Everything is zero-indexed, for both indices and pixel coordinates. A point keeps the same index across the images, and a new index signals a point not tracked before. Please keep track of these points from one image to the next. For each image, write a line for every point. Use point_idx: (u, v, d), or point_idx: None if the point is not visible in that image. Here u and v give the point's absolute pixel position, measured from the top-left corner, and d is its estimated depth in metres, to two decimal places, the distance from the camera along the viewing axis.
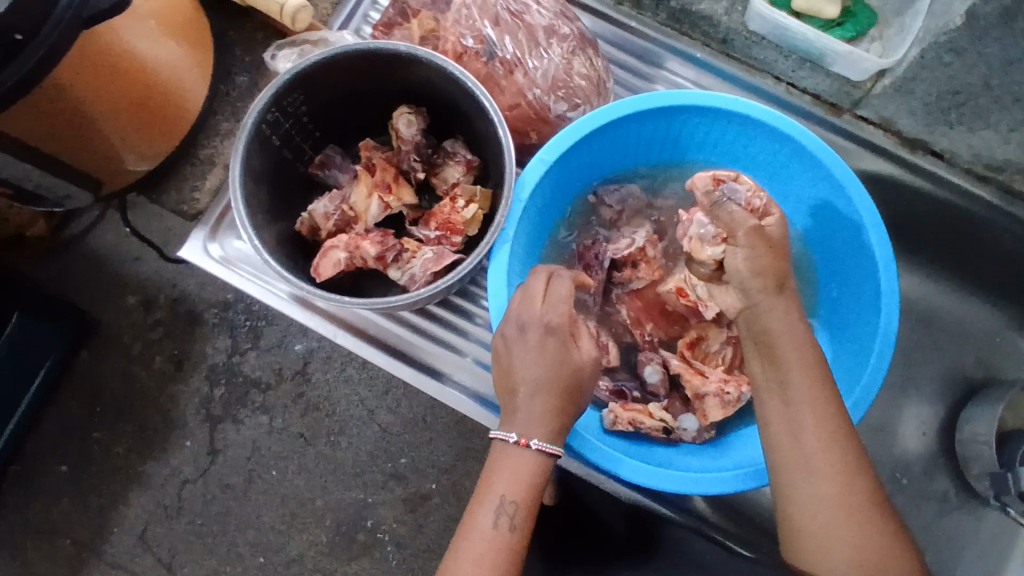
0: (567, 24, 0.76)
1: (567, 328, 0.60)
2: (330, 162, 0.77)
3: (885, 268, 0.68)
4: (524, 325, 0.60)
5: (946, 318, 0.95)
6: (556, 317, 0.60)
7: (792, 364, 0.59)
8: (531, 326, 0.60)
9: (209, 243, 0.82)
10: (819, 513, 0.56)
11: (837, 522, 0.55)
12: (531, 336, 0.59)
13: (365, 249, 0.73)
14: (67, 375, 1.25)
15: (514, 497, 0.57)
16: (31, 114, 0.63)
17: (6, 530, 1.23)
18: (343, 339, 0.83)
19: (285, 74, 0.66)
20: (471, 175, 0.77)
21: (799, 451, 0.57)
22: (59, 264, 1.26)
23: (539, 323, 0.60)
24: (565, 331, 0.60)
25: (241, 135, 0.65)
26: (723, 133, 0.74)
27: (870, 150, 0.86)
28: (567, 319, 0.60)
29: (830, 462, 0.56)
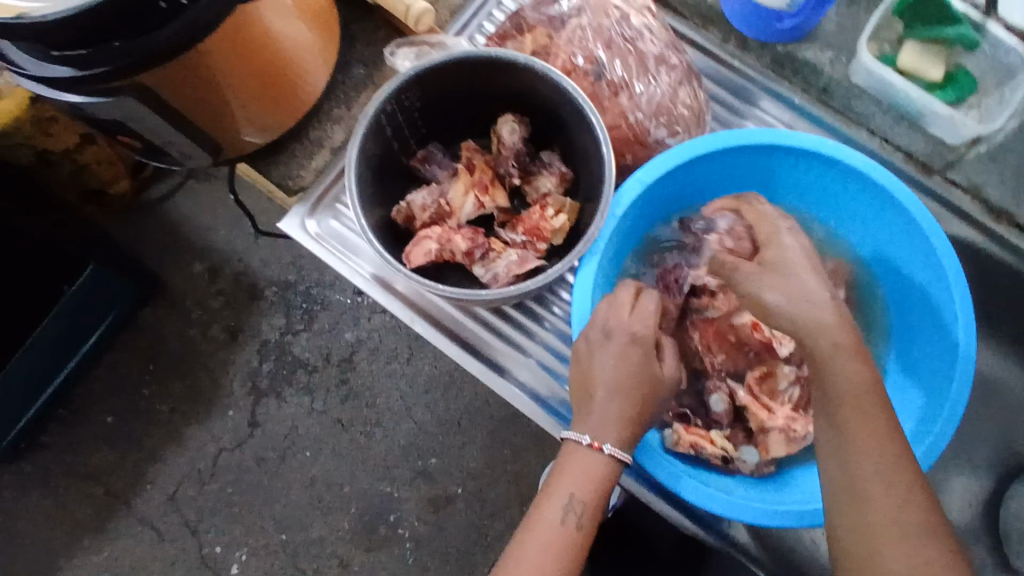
0: (676, 55, 0.79)
1: (653, 340, 0.63)
2: (432, 158, 0.81)
3: (965, 325, 0.68)
4: (608, 332, 0.62)
5: (1007, 397, 0.93)
6: (643, 329, 0.63)
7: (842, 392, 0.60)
8: (616, 334, 0.62)
9: (307, 219, 0.88)
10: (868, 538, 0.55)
11: (894, 541, 0.54)
12: (614, 343, 0.62)
13: (456, 243, 0.77)
14: (128, 329, 1.31)
15: (582, 496, 0.59)
16: (176, 76, 0.68)
17: (45, 468, 1.28)
18: (418, 324, 0.86)
19: (410, 70, 0.70)
20: (563, 187, 0.80)
21: (856, 469, 0.58)
22: (140, 223, 1.33)
23: (625, 332, 0.62)
24: (650, 343, 0.63)
25: (361, 121, 0.70)
26: (815, 176, 0.76)
27: (956, 214, 0.85)
28: (652, 333, 0.63)
29: (889, 481, 0.56)
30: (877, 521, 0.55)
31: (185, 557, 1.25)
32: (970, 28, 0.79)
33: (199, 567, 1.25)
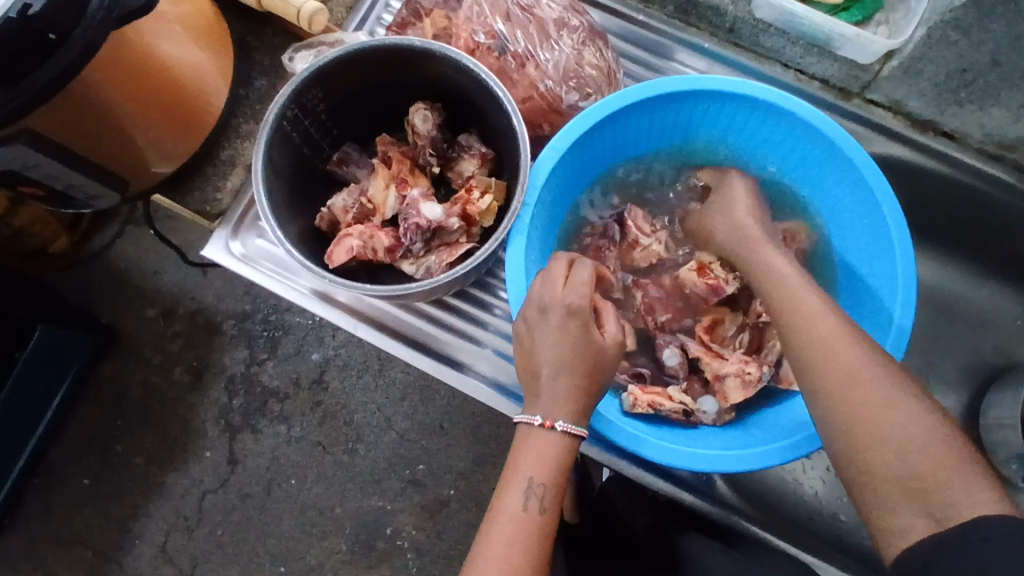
0: (577, 17, 0.78)
1: (588, 309, 0.61)
2: (347, 159, 0.79)
3: (901, 249, 0.68)
4: (545, 308, 0.61)
5: (965, 304, 0.95)
6: (578, 299, 0.61)
7: (791, 293, 0.62)
8: (552, 308, 0.61)
9: (231, 241, 0.86)
10: (841, 412, 0.54)
11: (865, 414, 0.53)
12: (553, 317, 0.60)
13: (379, 239, 0.74)
14: (88, 387, 1.27)
15: (542, 479, 0.58)
16: (63, 115, 0.65)
17: (28, 543, 1.24)
18: (362, 330, 0.84)
19: (303, 73, 0.68)
20: (486, 168, 0.78)
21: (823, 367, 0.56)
22: (82, 277, 1.28)
23: (560, 305, 0.61)
24: (587, 311, 0.61)
25: (263, 129, 0.67)
26: (734, 116, 0.76)
27: (881, 134, 0.86)
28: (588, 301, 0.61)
29: (865, 384, 0.54)
30: (861, 431, 0.53)
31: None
32: None
33: None
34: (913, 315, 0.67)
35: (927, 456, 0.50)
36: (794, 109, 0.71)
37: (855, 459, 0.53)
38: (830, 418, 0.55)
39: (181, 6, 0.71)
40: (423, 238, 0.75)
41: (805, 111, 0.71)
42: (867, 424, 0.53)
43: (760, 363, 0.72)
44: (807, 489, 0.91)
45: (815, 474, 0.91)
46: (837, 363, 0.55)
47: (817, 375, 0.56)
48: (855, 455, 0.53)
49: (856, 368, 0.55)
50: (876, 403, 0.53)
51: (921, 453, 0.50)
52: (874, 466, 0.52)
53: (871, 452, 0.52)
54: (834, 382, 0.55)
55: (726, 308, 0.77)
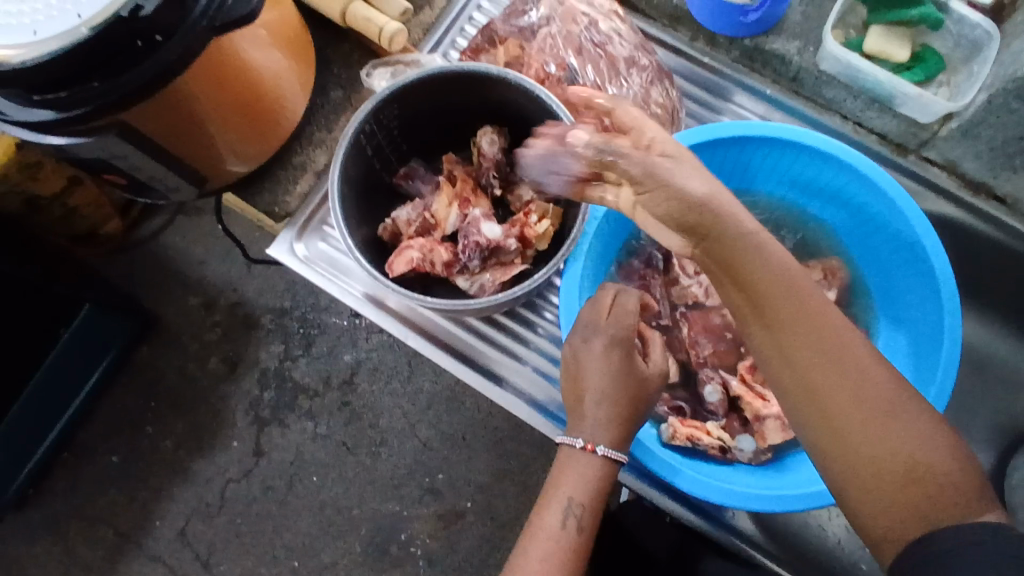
0: (646, 56, 0.81)
1: (632, 339, 0.62)
2: (409, 172, 0.82)
3: (949, 305, 0.69)
4: (587, 336, 0.62)
5: (1003, 367, 0.94)
6: (622, 331, 0.62)
7: (767, 291, 0.55)
8: (595, 337, 0.62)
9: (295, 243, 0.89)
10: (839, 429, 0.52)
11: (863, 432, 0.51)
12: (596, 345, 0.61)
13: (438, 253, 0.77)
14: (127, 369, 1.31)
15: (581, 499, 0.59)
16: (154, 112, 0.69)
17: (54, 512, 1.28)
18: (414, 340, 0.86)
19: (384, 90, 0.71)
20: (545, 194, 0.81)
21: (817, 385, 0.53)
22: (133, 262, 1.34)
23: (602, 335, 0.61)
24: (629, 342, 0.62)
25: (341, 141, 0.70)
26: (791, 162, 0.78)
27: (934, 191, 0.88)
28: (632, 332, 0.62)
29: (860, 398, 0.51)
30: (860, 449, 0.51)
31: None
32: (933, 8, 0.79)
33: None
34: (957, 371, 0.68)
35: (921, 467, 0.49)
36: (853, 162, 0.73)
37: (857, 482, 0.51)
38: (824, 438, 0.53)
39: (269, 17, 0.75)
40: (481, 256, 0.77)
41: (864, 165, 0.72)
42: (863, 438, 0.51)
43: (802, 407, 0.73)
44: (830, 535, 0.91)
45: (838, 519, 0.91)
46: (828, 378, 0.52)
47: (807, 391, 0.53)
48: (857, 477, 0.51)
49: (846, 380, 0.52)
50: (869, 417, 0.51)
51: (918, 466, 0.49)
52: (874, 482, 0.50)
53: (870, 462, 0.51)
54: (825, 399, 0.52)
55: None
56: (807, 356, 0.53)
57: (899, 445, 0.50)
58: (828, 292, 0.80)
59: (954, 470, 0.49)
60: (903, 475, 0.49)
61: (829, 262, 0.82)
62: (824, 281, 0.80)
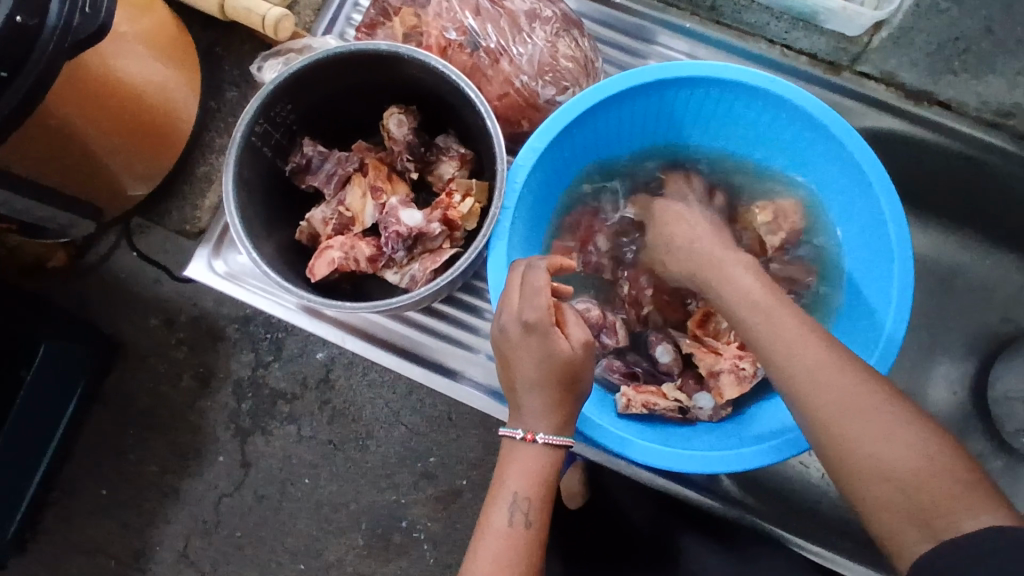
0: (549, 6, 0.75)
1: (548, 320, 0.57)
2: (308, 166, 0.74)
3: (898, 233, 0.66)
4: (504, 326, 0.58)
5: (969, 274, 0.92)
6: (535, 313, 0.57)
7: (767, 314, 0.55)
8: (511, 324, 0.58)
9: (213, 259, 0.83)
10: (838, 436, 0.50)
11: (860, 435, 0.49)
12: (513, 333, 0.58)
13: (360, 249, 0.73)
14: (98, 400, 1.28)
15: (527, 492, 0.57)
16: (26, 145, 0.64)
17: (53, 553, 1.26)
18: (351, 343, 0.83)
19: (270, 85, 0.66)
20: (466, 169, 0.76)
21: (809, 391, 0.51)
22: (82, 291, 1.28)
23: (517, 320, 0.58)
24: (545, 324, 0.57)
25: (230, 147, 0.65)
26: (720, 101, 0.73)
27: (876, 108, 0.82)
28: (546, 312, 0.57)
29: (855, 404, 0.50)
30: (859, 454, 0.49)
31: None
32: None
33: None
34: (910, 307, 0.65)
35: (925, 469, 0.47)
36: (782, 91, 0.68)
37: (860, 487, 0.49)
38: (823, 444, 0.51)
39: (142, 25, 0.69)
40: (405, 246, 0.73)
41: (794, 93, 0.68)
42: (863, 444, 0.49)
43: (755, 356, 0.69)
44: (814, 471, 0.89)
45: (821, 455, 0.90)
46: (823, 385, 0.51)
47: (805, 400, 0.52)
48: (859, 481, 0.49)
49: (842, 384, 0.50)
50: (864, 420, 0.49)
51: (922, 470, 0.47)
52: (876, 487, 0.48)
53: (871, 465, 0.48)
54: (821, 406, 0.50)
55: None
56: (802, 366, 0.52)
57: (898, 448, 0.48)
58: (778, 236, 0.76)
59: (948, 466, 0.47)
60: (894, 473, 0.48)
61: (783, 205, 0.76)
62: (774, 225, 0.76)
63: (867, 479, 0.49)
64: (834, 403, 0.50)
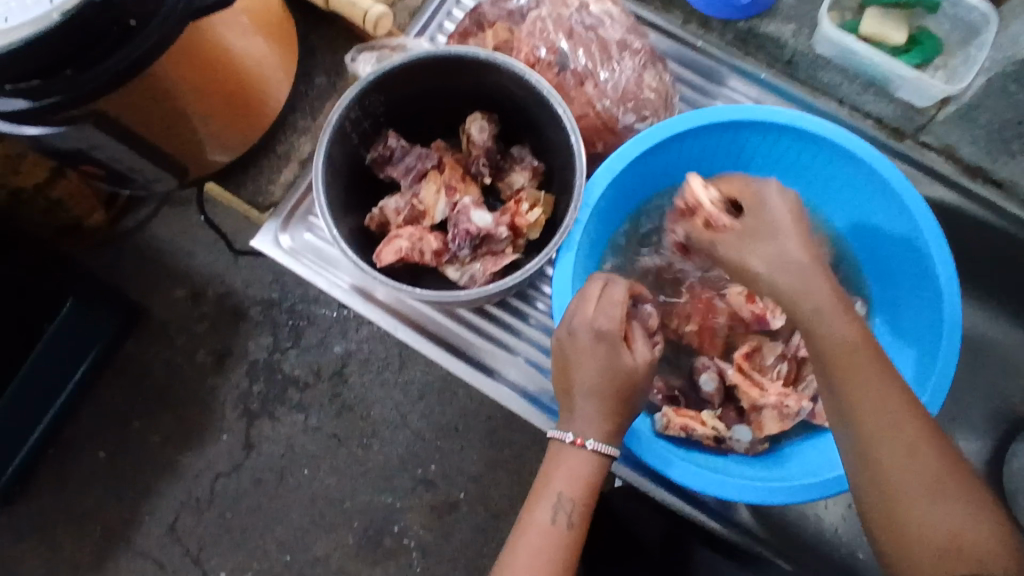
0: (638, 39, 0.79)
1: (618, 332, 0.61)
2: (389, 158, 0.77)
3: (950, 293, 0.69)
4: (574, 329, 0.61)
5: (997, 352, 0.94)
6: (608, 323, 0.61)
7: (856, 361, 0.55)
8: (581, 330, 0.61)
9: (280, 234, 0.87)
10: (892, 485, 0.52)
11: (916, 496, 0.52)
12: (582, 339, 0.61)
13: (428, 242, 0.75)
14: (112, 363, 1.29)
15: (571, 494, 0.59)
16: (130, 101, 0.66)
17: (41, 509, 1.26)
18: (402, 332, 0.84)
19: (370, 76, 0.69)
20: (536, 181, 0.79)
21: (872, 439, 0.54)
22: (118, 255, 1.31)
23: (588, 328, 0.61)
24: (615, 335, 0.60)
25: (325, 129, 0.68)
26: (787, 149, 0.77)
27: (929, 175, 0.87)
28: (618, 324, 0.61)
29: (912, 456, 0.52)
30: (910, 511, 0.52)
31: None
32: None
33: None
34: (953, 373, 0.67)
35: (965, 532, 0.50)
36: (853, 148, 0.72)
37: (903, 542, 0.52)
38: (873, 496, 0.54)
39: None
40: (471, 245, 0.75)
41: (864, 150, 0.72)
42: (908, 495, 0.52)
43: (795, 396, 0.72)
44: (826, 526, 0.90)
45: (835, 510, 0.90)
46: (882, 439, 0.53)
47: (866, 452, 0.54)
48: (904, 534, 0.52)
49: (902, 435, 0.53)
50: (911, 468, 0.52)
51: (962, 532, 0.50)
52: (918, 538, 0.51)
53: (920, 518, 0.51)
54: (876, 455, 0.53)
55: (765, 337, 0.77)
56: (868, 416, 0.54)
57: (939, 506, 0.51)
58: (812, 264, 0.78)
59: (988, 538, 0.49)
60: (951, 542, 0.50)
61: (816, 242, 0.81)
62: None
63: (914, 532, 0.51)
64: (901, 469, 0.52)
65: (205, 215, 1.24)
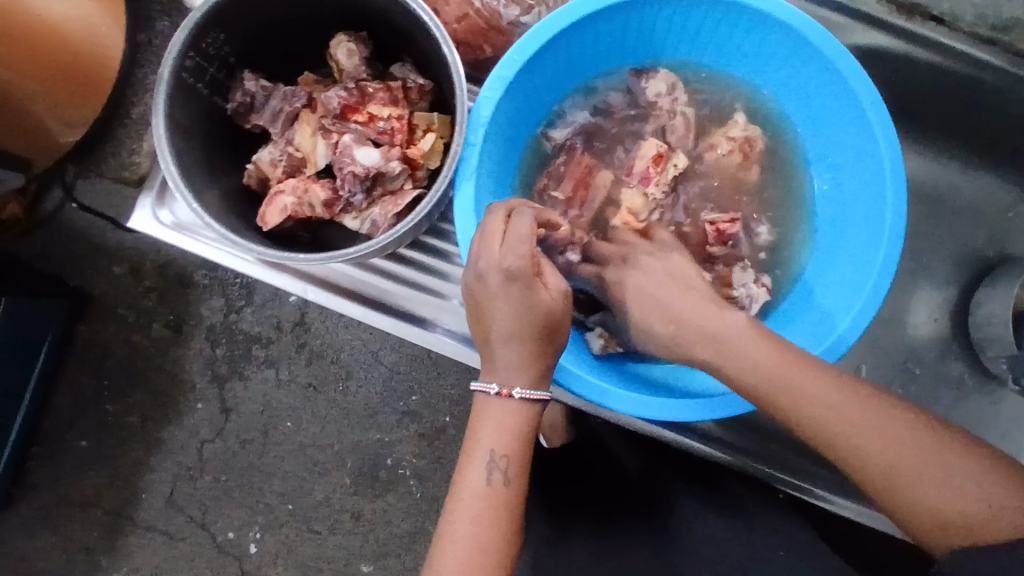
0: None
1: (530, 269, 0.56)
2: (251, 105, 0.67)
3: (890, 157, 0.63)
4: (482, 273, 0.57)
5: (956, 197, 0.89)
6: (517, 261, 0.56)
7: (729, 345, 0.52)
8: (490, 273, 0.56)
9: (159, 209, 0.78)
10: (885, 455, 0.47)
11: (914, 470, 0.46)
12: (492, 282, 0.56)
13: (315, 193, 0.67)
14: (70, 352, 1.19)
15: (503, 450, 0.58)
16: None
17: (41, 504, 1.19)
18: (315, 294, 0.78)
19: (197, 11, 0.58)
20: (426, 101, 0.70)
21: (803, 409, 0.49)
22: (39, 241, 1.16)
23: (497, 269, 0.56)
24: (528, 273, 0.56)
25: (158, 88, 0.58)
26: (701, 19, 0.68)
27: (864, 22, 0.78)
28: (528, 261, 0.56)
29: (864, 420, 0.48)
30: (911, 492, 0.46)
31: (203, 553, 1.18)
32: None
33: (219, 556, 1.18)
34: (899, 253, 0.63)
35: (951, 497, 0.45)
36: (777, 12, 0.63)
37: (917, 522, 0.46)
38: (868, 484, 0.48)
39: None
40: (364, 188, 0.67)
41: (789, 14, 0.63)
42: (868, 452, 0.47)
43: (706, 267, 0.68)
44: None
45: None
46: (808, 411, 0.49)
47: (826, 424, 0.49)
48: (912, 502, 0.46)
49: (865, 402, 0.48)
50: (873, 424, 0.48)
51: (949, 492, 0.45)
52: (938, 510, 0.45)
53: (920, 492, 0.45)
54: (855, 431, 0.48)
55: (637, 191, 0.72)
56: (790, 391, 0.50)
57: (922, 467, 0.46)
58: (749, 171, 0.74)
59: (977, 495, 0.44)
60: (965, 515, 0.44)
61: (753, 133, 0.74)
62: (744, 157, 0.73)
63: (922, 502, 0.45)
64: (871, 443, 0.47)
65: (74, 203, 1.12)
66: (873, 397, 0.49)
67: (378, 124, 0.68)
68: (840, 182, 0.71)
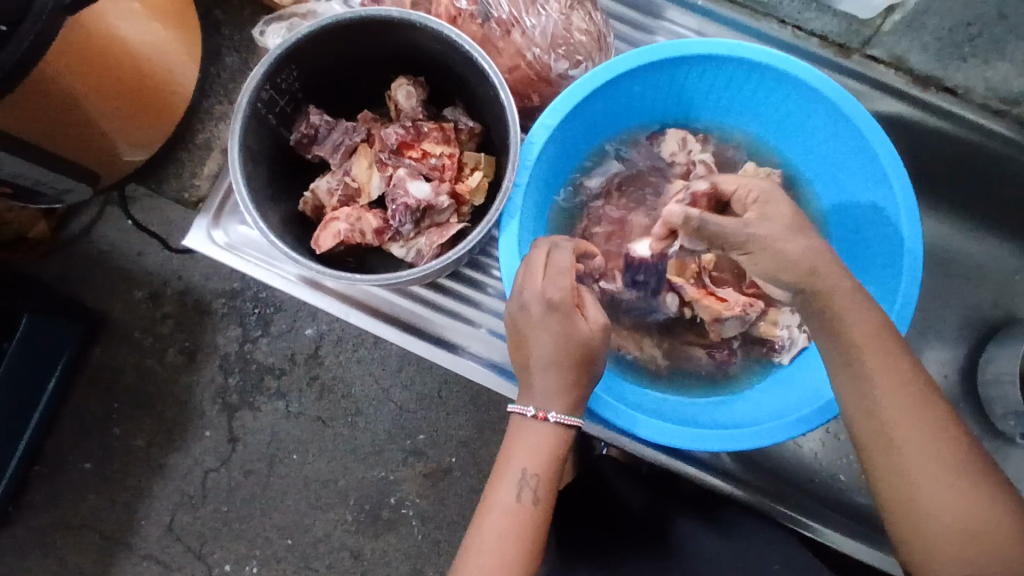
0: None
1: (571, 301, 0.60)
2: (314, 136, 0.72)
3: (907, 211, 0.68)
4: (525, 303, 0.60)
5: (962, 261, 0.94)
6: (558, 293, 0.60)
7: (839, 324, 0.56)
8: (533, 302, 0.60)
9: (213, 230, 0.82)
10: (920, 465, 0.54)
11: (930, 478, 0.53)
12: (534, 311, 0.60)
13: (367, 221, 0.71)
14: (83, 373, 1.20)
15: (534, 470, 0.60)
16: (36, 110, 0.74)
17: (38, 526, 1.18)
18: (354, 316, 0.81)
19: (277, 49, 0.64)
20: (474, 143, 0.75)
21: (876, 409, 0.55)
22: (67, 262, 1.20)
23: (539, 299, 0.60)
24: (567, 305, 0.59)
25: (236, 115, 0.63)
26: (734, 78, 0.74)
27: (880, 91, 0.85)
28: (570, 292, 0.60)
29: (915, 428, 0.54)
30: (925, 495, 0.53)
31: None
32: None
33: None
34: (915, 300, 0.67)
35: (955, 505, 0.53)
36: (806, 75, 0.69)
37: (920, 521, 0.54)
38: (886, 481, 0.55)
39: None
40: (413, 219, 0.71)
41: (817, 78, 0.69)
42: (916, 460, 0.54)
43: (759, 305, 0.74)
44: (807, 450, 0.92)
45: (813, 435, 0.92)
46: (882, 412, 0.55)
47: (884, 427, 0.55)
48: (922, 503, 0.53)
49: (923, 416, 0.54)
50: (926, 437, 0.54)
51: (954, 504, 0.53)
52: (939, 515, 0.53)
53: (933, 496, 0.53)
54: (902, 437, 0.54)
55: None
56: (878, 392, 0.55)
57: (944, 480, 0.53)
58: None
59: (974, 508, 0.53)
60: (959, 523, 0.53)
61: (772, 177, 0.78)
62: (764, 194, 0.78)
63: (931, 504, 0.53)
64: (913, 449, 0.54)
65: (126, 217, 1.15)
66: (933, 410, 0.55)
67: (431, 160, 0.73)
68: (857, 232, 0.75)
